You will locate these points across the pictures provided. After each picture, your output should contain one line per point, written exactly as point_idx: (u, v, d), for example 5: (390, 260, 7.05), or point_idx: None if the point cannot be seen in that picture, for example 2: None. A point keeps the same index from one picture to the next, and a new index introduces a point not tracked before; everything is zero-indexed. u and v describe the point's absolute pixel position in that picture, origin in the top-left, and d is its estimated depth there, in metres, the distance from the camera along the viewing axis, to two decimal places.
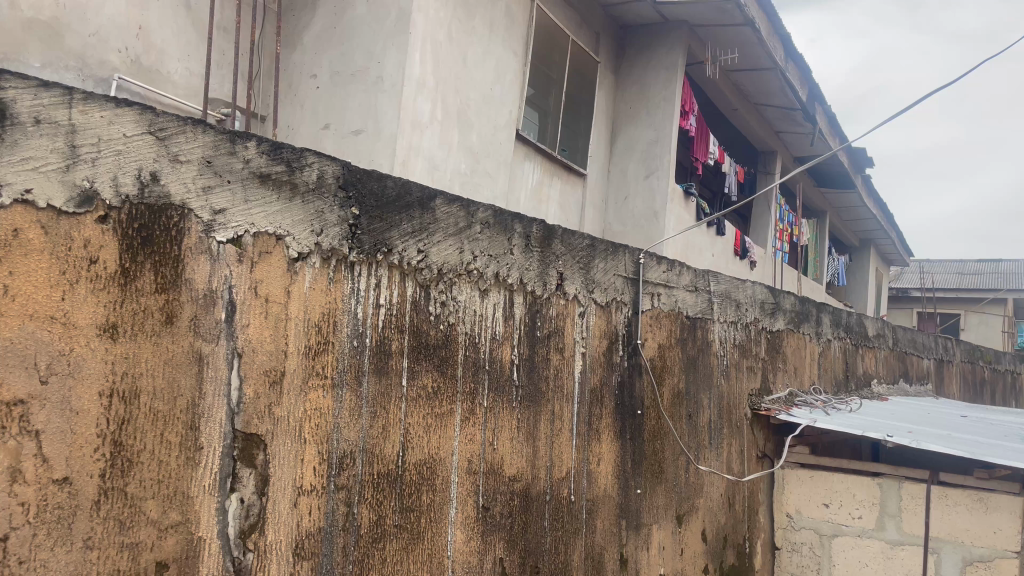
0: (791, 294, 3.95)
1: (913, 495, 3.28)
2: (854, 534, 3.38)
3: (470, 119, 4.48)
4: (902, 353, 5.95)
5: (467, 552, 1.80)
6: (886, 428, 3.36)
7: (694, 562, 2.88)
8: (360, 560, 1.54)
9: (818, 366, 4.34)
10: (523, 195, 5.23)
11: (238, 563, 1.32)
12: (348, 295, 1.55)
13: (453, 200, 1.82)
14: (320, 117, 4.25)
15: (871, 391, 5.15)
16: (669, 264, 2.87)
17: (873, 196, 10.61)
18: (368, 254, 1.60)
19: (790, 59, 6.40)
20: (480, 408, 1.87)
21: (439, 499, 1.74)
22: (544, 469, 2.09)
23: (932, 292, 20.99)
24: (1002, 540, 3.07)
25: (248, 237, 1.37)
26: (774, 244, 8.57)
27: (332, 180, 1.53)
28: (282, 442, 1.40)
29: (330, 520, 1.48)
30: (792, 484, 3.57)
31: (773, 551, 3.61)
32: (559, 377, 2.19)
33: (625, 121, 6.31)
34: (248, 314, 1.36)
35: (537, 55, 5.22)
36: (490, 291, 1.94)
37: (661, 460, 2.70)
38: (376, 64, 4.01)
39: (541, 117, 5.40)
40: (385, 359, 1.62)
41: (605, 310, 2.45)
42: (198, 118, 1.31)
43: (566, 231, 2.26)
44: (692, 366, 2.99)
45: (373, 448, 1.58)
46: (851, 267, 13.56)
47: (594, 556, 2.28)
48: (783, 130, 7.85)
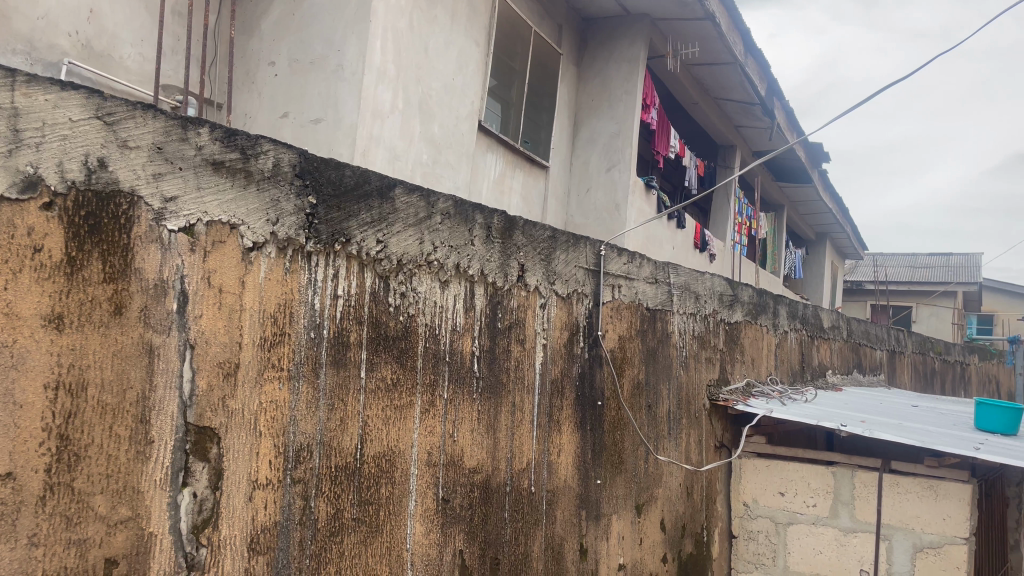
0: (749, 287, 4.01)
1: (865, 483, 3.34)
2: (808, 521, 3.45)
3: (432, 109, 4.44)
4: (856, 344, 6.07)
5: (427, 544, 1.79)
6: (840, 418, 3.43)
7: (653, 551, 2.90)
8: (317, 555, 1.52)
9: (775, 357, 4.40)
10: (485, 186, 5.21)
11: (192, 559, 1.29)
12: (305, 286, 1.52)
13: (413, 190, 1.80)
14: (278, 105, 4.18)
15: (826, 381, 5.25)
16: (629, 256, 2.88)
17: (829, 190, 10.79)
18: (326, 244, 1.58)
19: (750, 53, 6.48)
20: (440, 400, 1.86)
21: (398, 492, 1.72)
22: (504, 461, 2.09)
23: (886, 285, 21.46)
24: (950, 527, 3.14)
25: (201, 226, 1.34)
26: (733, 237, 8.68)
27: (288, 169, 1.50)
28: (236, 435, 1.37)
29: (287, 515, 1.45)
30: (749, 473, 3.63)
31: (730, 539, 3.66)
32: (520, 368, 2.18)
33: (587, 114, 6.33)
34: (200, 305, 1.33)
35: (500, 46, 5.19)
36: (451, 282, 1.92)
37: (620, 451, 2.71)
38: (336, 53, 3.96)
39: (503, 108, 5.38)
40: (343, 350, 1.60)
41: (566, 301, 2.45)
42: (148, 103, 1.27)
43: (527, 222, 2.25)
44: (652, 357, 3.01)
45: (330, 441, 1.56)
46: (807, 260, 13.80)
47: (553, 546, 2.29)
48: (742, 123, 7.94)
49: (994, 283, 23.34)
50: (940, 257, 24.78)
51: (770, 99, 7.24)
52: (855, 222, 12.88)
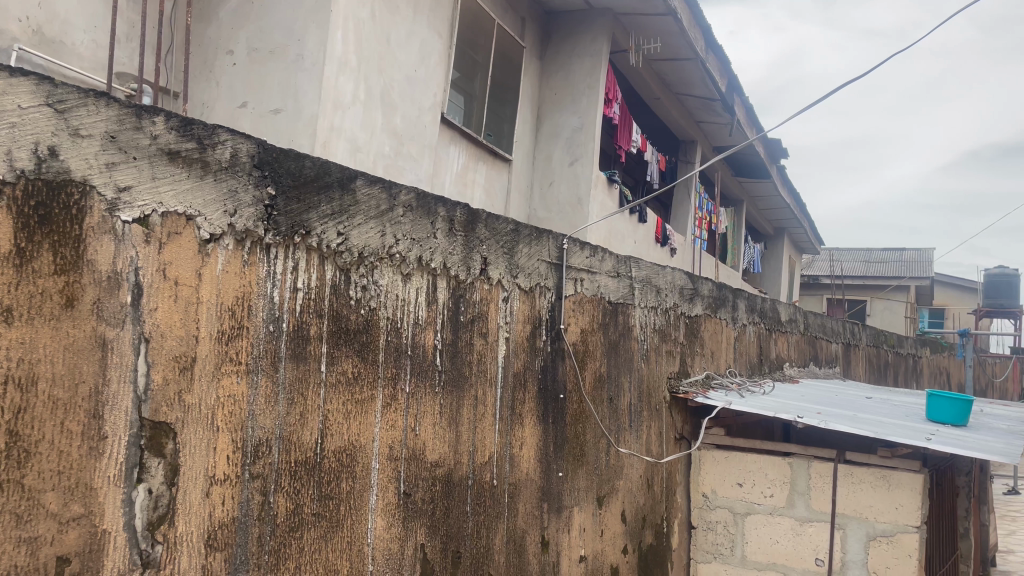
0: (709, 280, 4.05)
1: (821, 473, 3.41)
2: (766, 512, 3.51)
3: (394, 100, 4.41)
4: (813, 337, 6.18)
5: (388, 539, 1.78)
6: (797, 410, 3.49)
7: (613, 543, 2.93)
8: (276, 551, 1.50)
9: (734, 350, 4.46)
10: (448, 178, 5.18)
11: (147, 556, 1.27)
12: (263, 279, 1.50)
13: (375, 182, 1.78)
14: (236, 94, 4.11)
15: (783, 373, 5.34)
16: (592, 250, 2.90)
17: (787, 185, 10.97)
18: (285, 237, 1.55)
19: (710, 50, 6.55)
20: (402, 394, 1.85)
21: (359, 487, 1.71)
22: (466, 455, 2.08)
23: (842, 279, 21.90)
24: (902, 516, 3.22)
25: (156, 217, 1.31)
26: (693, 231, 8.77)
27: (246, 159, 1.48)
28: (193, 431, 1.35)
29: (245, 510, 1.43)
30: (708, 464, 3.68)
31: (689, 530, 3.70)
32: (483, 362, 2.18)
33: (550, 108, 6.33)
34: (155, 297, 1.30)
35: (463, 37, 5.16)
36: (413, 276, 1.91)
37: (582, 444, 2.73)
38: (296, 42, 3.90)
39: (466, 101, 5.36)
40: (303, 344, 1.58)
41: (529, 295, 2.45)
42: (101, 90, 1.24)
43: (489, 215, 2.24)
44: (613, 350, 3.03)
45: (290, 435, 1.54)
46: (766, 254, 14.00)
47: (515, 539, 2.29)
48: (703, 119, 8.03)
49: (944, 277, 23.97)
50: (894, 251, 25.36)
51: (730, 95, 7.33)
52: (812, 217, 13.13)
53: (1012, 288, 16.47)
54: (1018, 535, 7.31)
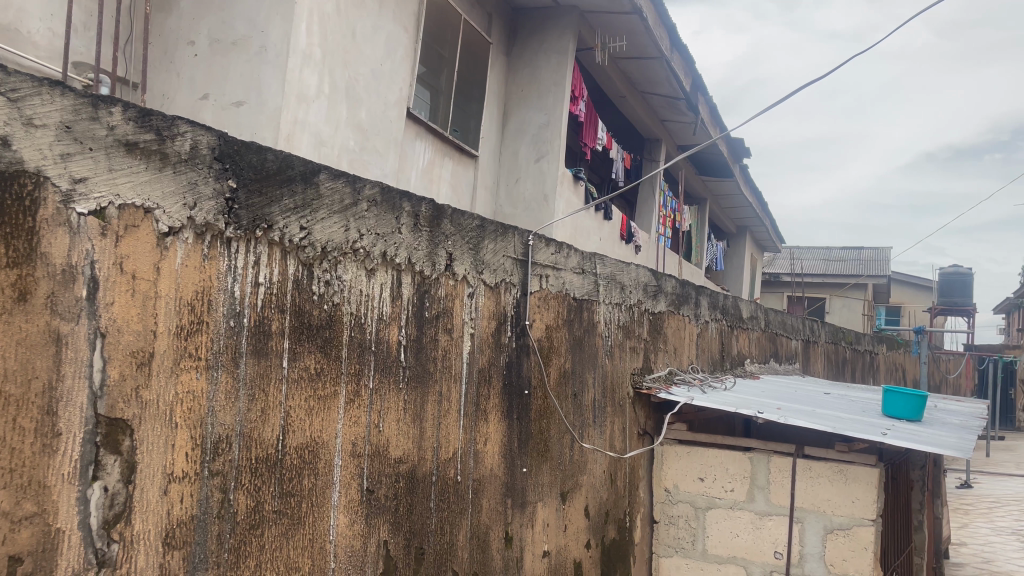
0: (673, 277, 4.09)
1: (780, 468, 3.47)
2: (726, 506, 3.56)
3: (359, 94, 4.37)
4: (773, 334, 6.28)
5: (351, 535, 1.77)
6: (757, 405, 3.54)
7: (577, 537, 2.95)
8: (236, 549, 1.48)
9: (696, 346, 4.51)
10: (413, 174, 5.16)
11: (103, 555, 1.24)
12: (224, 273, 1.48)
13: (338, 176, 1.77)
14: (198, 86, 4.05)
15: (744, 369, 5.41)
16: (557, 247, 2.90)
17: (749, 184, 11.13)
18: (247, 230, 1.53)
19: (675, 48, 6.62)
20: (365, 390, 1.84)
21: (322, 484, 1.69)
22: (430, 451, 2.08)
23: (802, 277, 22.27)
24: (859, 509, 3.28)
25: (113, 210, 1.29)
26: (657, 229, 8.84)
27: (207, 151, 1.46)
28: (150, 427, 1.32)
29: (204, 508, 1.41)
30: (670, 459, 3.72)
31: (651, 525, 3.74)
32: (447, 358, 2.17)
33: (516, 104, 6.33)
34: (112, 292, 1.27)
35: (429, 32, 5.13)
36: (377, 271, 1.89)
37: (546, 439, 2.74)
38: (259, 34, 3.85)
39: (432, 96, 5.33)
40: (265, 339, 1.56)
41: (494, 291, 2.45)
42: (56, 79, 1.21)
43: (454, 211, 2.24)
44: (578, 346, 3.05)
45: (250, 432, 1.52)
46: (728, 252, 14.16)
47: (478, 535, 2.29)
48: (668, 117, 8.11)
49: (901, 276, 24.50)
50: (852, 250, 25.88)
51: (694, 94, 7.42)
52: (773, 215, 13.36)
53: (965, 286, 16.90)
54: (968, 527, 7.50)
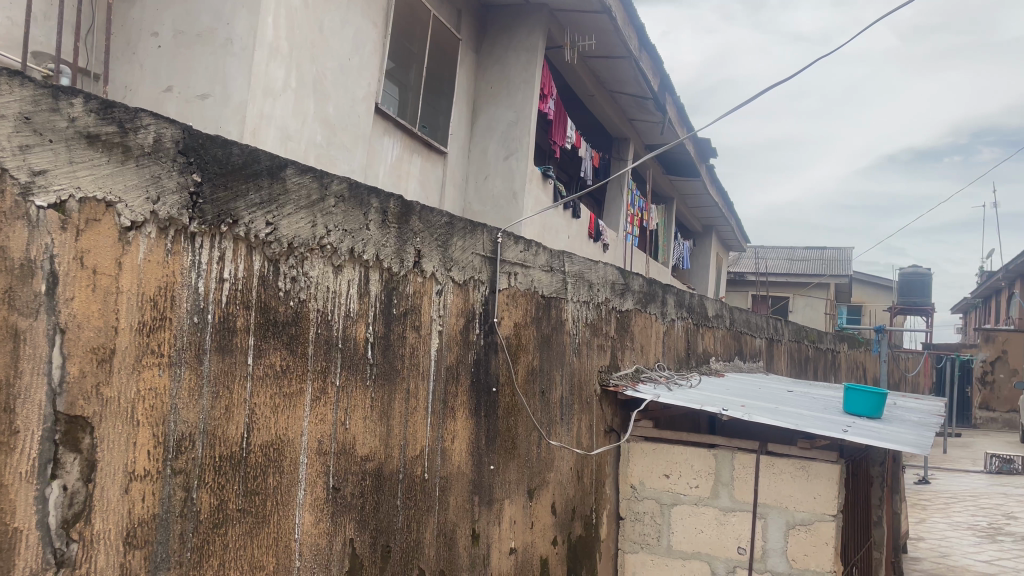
0: (639, 276, 4.12)
1: (743, 464, 3.52)
2: (691, 502, 3.60)
3: (326, 89, 4.33)
4: (738, 332, 6.35)
5: (316, 533, 1.76)
6: (722, 402, 3.58)
7: (544, 534, 2.96)
8: (199, 548, 1.45)
9: (662, 344, 4.55)
10: (381, 170, 5.13)
11: (62, 555, 1.22)
12: (187, 269, 1.45)
13: (305, 170, 1.75)
14: (161, 78, 3.98)
15: (709, 366, 5.47)
16: (526, 244, 2.91)
17: (715, 183, 11.24)
18: (211, 225, 1.51)
19: (643, 48, 6.68)
20: (332, 387, 1.82)
21: (287, 481, 1.68)
22: (397, 449, 2.07)
23: (766, 277, 22.58)
24: (820, 505, 3.34)
25: (73, 203, 1.26)
26: (625, 227, 8.90)
27: (171, 145, 1.44)
28: (111, 425, 1.30)
29: (166, 507, 1.39)
30: (636, 456, 3.74)
31: (617, 521, 3.76)
32: (415, 355, 2.17)
33: (485, 101, 6.32)
34: (72, 287, 1.25)
35: (398, 28, 5.10)
36: (345, 267, 1.88)
37: (514, 437, 2.74)
38: (224, 26, 3.80)
39: (401, 92, 5.30)
40: (229, 335, 1.54)
41: (462, 288, 2.45)
42: (15, 69, 1.19)
43: (423, 208, 2.22)
44: (546, 343, 3.06)
45: (214, 430, 1.49)
46: (694, 251, 14.28)
47: (445, 532, 2.29)
48: (636, 116, 8.18)
49: (862, 276, 24.97)
50: (815, 250, 26.30)
51: (661, 93, 7.49)
52: (738, 215, 13.51)
53: (923, 286, 17.28)
54: (925, 522, 7.67)
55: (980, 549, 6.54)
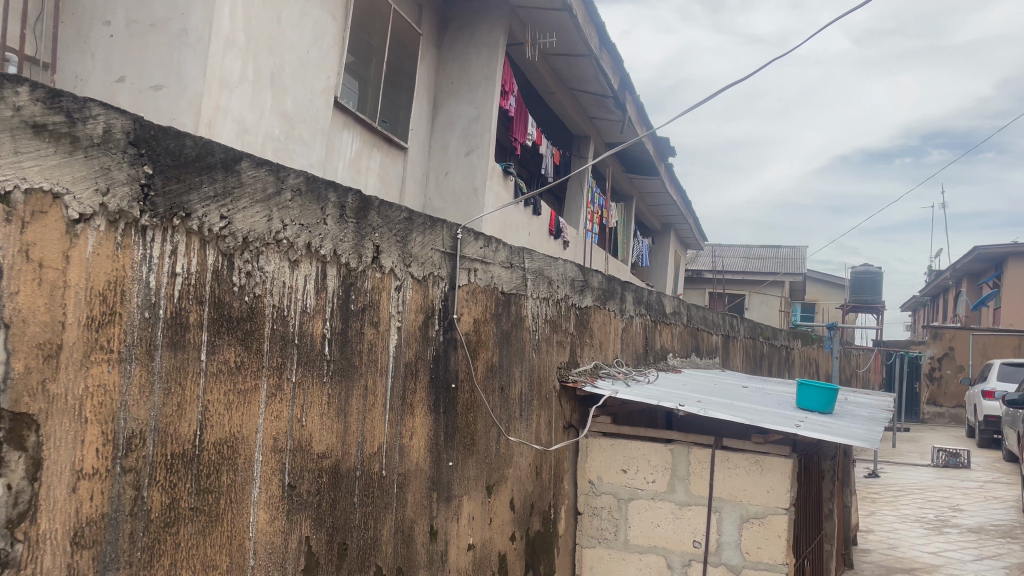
0: (598, 273, 4.15)
1: (699, 459, 3.56)
2: (648, 497, 3.64)
3: (284, 81, 4.27)
4: (695, 329, 6.43)
5: (271, 531, 1.73)
6: (678, 398, 3.63)
7: (502, 530, 2.96)
8: (149, 547, 1.43)
9: (621, 340, 4.59)
10: (341, 164, 5.07)
11: (6, 556, 1.18)
12: (138, 263, 1.42)
13: (260, 164, 1.72)
14: (113, 68, 3.89)
15: (667, 363, 5.53)
16: (485, 240, 2.90)
17: (673, 181, 11.35)
18: (163, 219, 1.48)
19: (603, 46, 6.74)
20: (287, 384, 1.80)
21: (240, 480, 1.65)
22: (355, 445, 2.05)
23: (723, 275, 22.90)
24: (773, 498, 3.40)
25: (18, 194, 1.23)
26: (585, 224, 8.95)
27: (121, 136, 1.40)
28: (58, 422, 1.27)
29: (116, 505, 1.36)
30: (595, 451, 3.77)
31: (575, 516, 3.78)
32: (373, 352, 2.15)
33: (446, 96, 6.29)
34: (16, 280, 1.22)
35: (358, 21, 5.05)
36: (301, 262, 1.86)
37: (472, 433, 2.74)
38: (179, 16, 3.72)
39: (361, 86, 5.25)
40: (181, 331, 1.51)
41: (421, 284, 2.44)
42: None
43: (382, 203, 2.21)
44: (505, 340, 3.06)
45: (166, 427, 1.46)
46: (653, 249, 14.41)
47: (403, 529, 2.28)
48: (596, 114, 8.23)
49: (816, 275, 25.48)
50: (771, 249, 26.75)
51: (621, 92, 7.56)
52: (695, 213, 13.66)
53: (874, 285, 17.70)
54: (875, 515, 7.86)
55: (928, 541, 6.73)
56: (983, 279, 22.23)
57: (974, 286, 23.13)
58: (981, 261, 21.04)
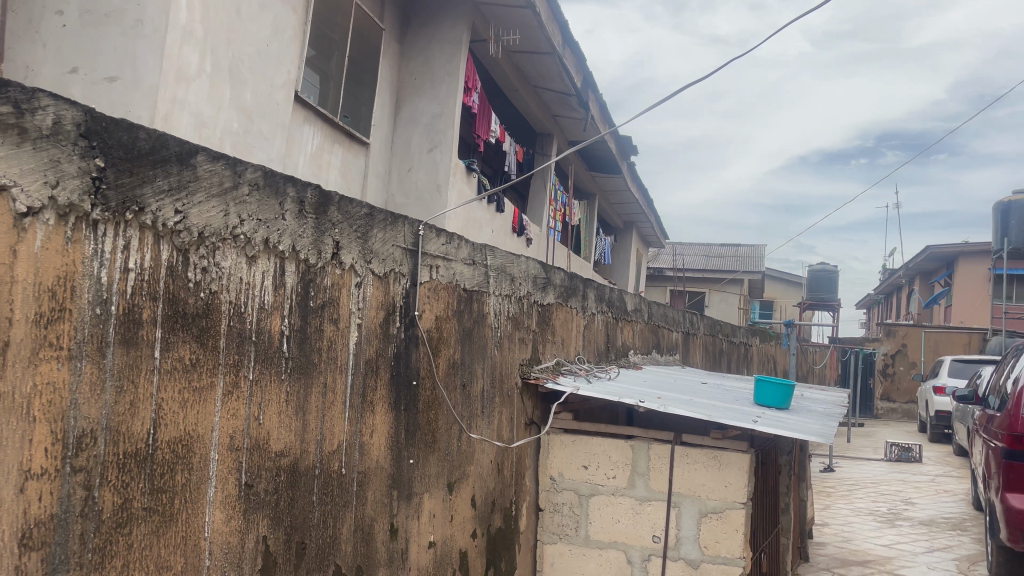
0: (561, 270, 4.16)
1: (659, 455, 3.60)
2: (609, 493, 3.67)
3: (243, 74, 4.20)
4: (656, 327, 6.49)
5: (227, 531, 1.71)
6: (639, 395, 3.65)
7: (463, 527, 2.96)
8: (100, 548, 1.40)
9: (583, 337, 4.61)
10: (301, 159, 5.01)
11: None
12: (90, 258, 1.39)
13: (217, 158, 1.69)
14: (66, 59, 3.79)
15: (628, 359, 5.57)
16: (448, 237, 2.89)
17: (635, 179, 11.44)
18: (115, 213, 1.45)
19: (566, 44, 6.77)
20: (244, 382, 1.77)
21: (196, 479, 1.62)
22: (314, 444, 2.03)
23: (683, 273, 23.15)
24: (731, 493, 3.44)
25: None
26: (548, 222, 8.98)
27: (72, 127, 1.37)
28: (4, 421, 1.24)
29: (66, 506, 1.33)
30: (556, 448, 3.78)
31: (536, 513, 3.80)
32: (333, 349, 2.13)
33: (409, 92, 6.25)
34: None
35: (319, 15, 4.99)
36: (259, 258, 1.83)
37: (433, 430, 2.73)
38: (135, 7, 3.64)
39: (322, 81, 5.20)
40: (134, 328, 1.48)
41: (382, 280, 2.42)
42: None
43: (342, 199, 2.18)
44: (467, 337, 3.05)
45: (118, 426, 1.43)
46: (615, 247, 14.49)
47: (363, 528, 2.26)
48: (559, 112, 8.27)
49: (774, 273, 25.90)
50: (730, 247, 27.11)
51: (584, 90, 7.61)
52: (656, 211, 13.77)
53: (830, 283, 18.08)
54: (830, 509, 8.01)
55: (880, 534, 6.89)
56: (935, 277, 22.82)
57: (926, 284, 23.71)
58: (933, 260, 21.57)
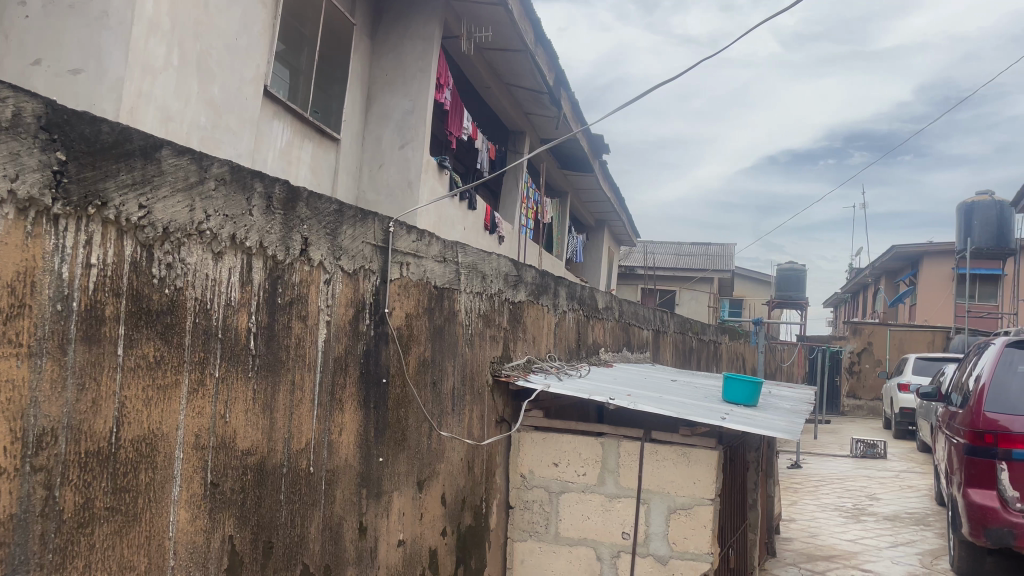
0: (532, 268, 4.17)
1: (629, 452, 3.62)
2: (579, 489, 3.69)
3: (211, 68, 4.14)
4: (626, 324, 6.52)
5: (192, 530, 1.69)
6: (609, 392, 3.66)
7: (432, 524, 2.95)
8: (62, 549, 1.37)
9: (554, 335, 4.62)
10: (270, 155, 4.96)
11: None
12: (50, 253, 1.37)
13: (182, 152, 1.66)
14: (28, 50, 3.70)
15: (598, 357, 5.59)
16: (419, 234, 2.88)
17: (607, 178, 11.50)
18: (77, 207, 1.42)
19: (539, 42, 6.77)
20: (210, 379, 1.75)
21: (160, 478, 1.60)
22: (281, 441, 2.02)
23: (655, 271, 23.29)
24: (699, 489, 3.46)
25: None
26: (520, 219, 8.98)
27: (32, 120, 1.34)
28: None
29: (25, 506, 1.30)
30: (527, 445, 3.78)
31: (507, 510, 3.80)
32: (301, 346, 2.11)
33: (380, 88, 6.21)
34: None
35: (288, 9, 4.94)
36: (225, 255, 1.81)
37: (403, 429, 2.71)
38: None
39: (292, 76, 5.15)
40: (97, 325, 1.45)
41: (352, 278, 2.40)
42: None
43: (311, 195, 2.16)
44: (438, 334, 3.05)
45: (80, 424, 1.41)
46: (586, 245, 14.53)
47: (331, 527, 2.25)
48: (531, 110, 8.28)
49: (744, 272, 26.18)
50: (700, 246, 27.33)
51: (556, 88, 7.62)
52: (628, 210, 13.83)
53: (798, 282, 18.32)
54: (797, 504, 8.12)
55: (846, 529, 7.00)
56: (900, 277, 23.23)
57: (891, 284, 24.13)
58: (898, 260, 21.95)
